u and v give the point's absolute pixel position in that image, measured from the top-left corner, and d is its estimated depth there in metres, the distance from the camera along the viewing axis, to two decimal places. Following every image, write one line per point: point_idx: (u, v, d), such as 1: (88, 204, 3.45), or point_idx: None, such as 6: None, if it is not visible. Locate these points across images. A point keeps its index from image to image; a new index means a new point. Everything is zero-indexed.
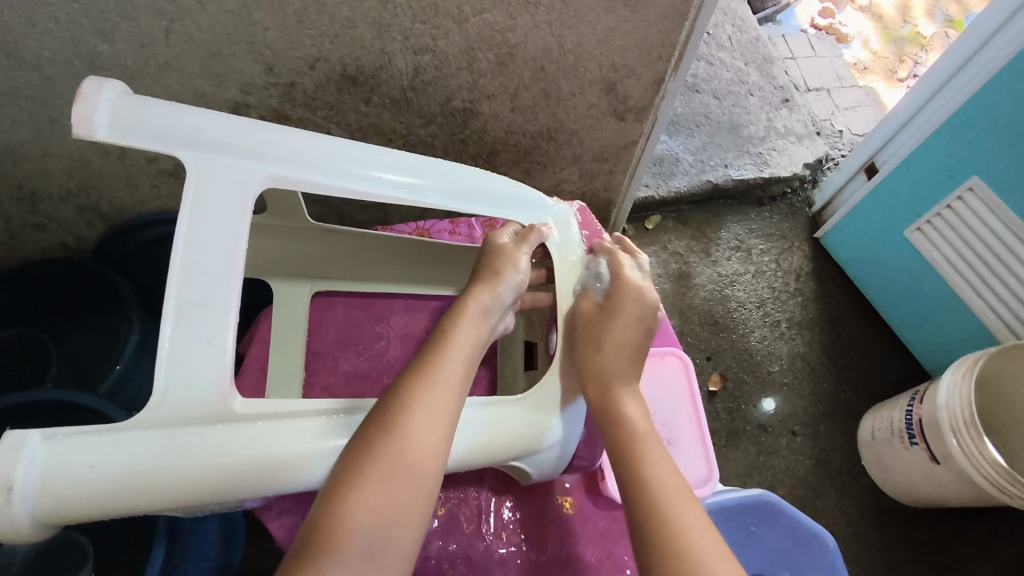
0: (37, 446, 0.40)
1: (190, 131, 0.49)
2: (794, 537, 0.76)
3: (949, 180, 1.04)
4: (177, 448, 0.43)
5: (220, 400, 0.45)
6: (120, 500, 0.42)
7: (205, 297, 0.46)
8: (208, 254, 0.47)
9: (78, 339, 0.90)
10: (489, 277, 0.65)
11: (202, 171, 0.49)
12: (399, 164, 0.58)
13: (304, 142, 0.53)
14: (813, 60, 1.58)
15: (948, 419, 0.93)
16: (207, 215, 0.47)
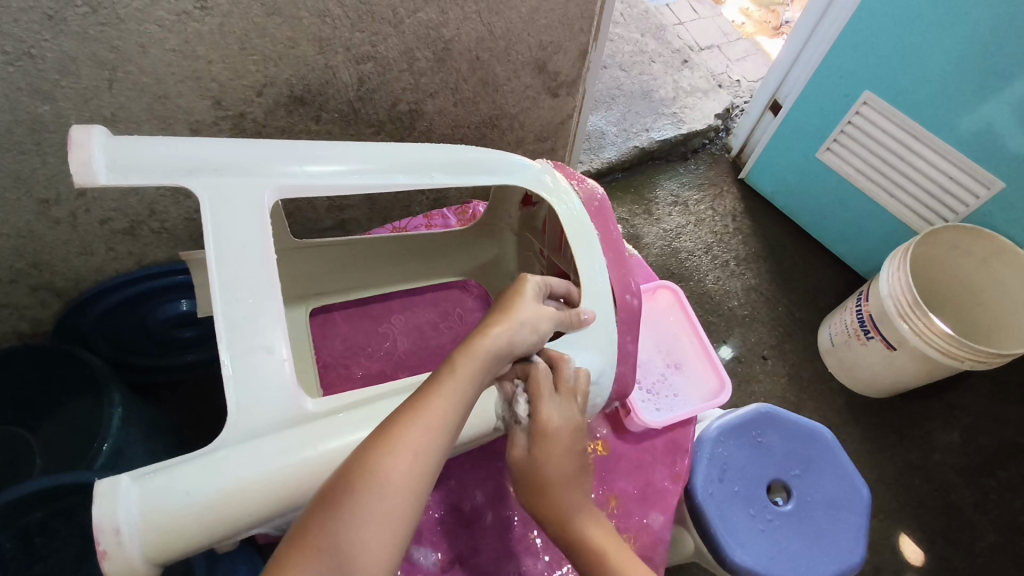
0: (131, 485, 0.40)
1: (190, 158, 0.49)
2: (795, 437, 0.83)
3: (845, 100, 1.15)
4: (265, 455, 0.43)
5: (294, 403, 0.46)
6: (221, 523, 0.41)
7: (253, 310, 0.46)
8: (242, 268, 0.47)
9: (57, 424, 0.87)
10: (509, 316, 0.52)
11: (212, 194, 0.48)
12: (392, 153, 0.58)
13: (306, 149, 0.54)
14: (698, 21, 1.70)
15: (894, 305, 1.03)
16: (232, 231, 0.48)
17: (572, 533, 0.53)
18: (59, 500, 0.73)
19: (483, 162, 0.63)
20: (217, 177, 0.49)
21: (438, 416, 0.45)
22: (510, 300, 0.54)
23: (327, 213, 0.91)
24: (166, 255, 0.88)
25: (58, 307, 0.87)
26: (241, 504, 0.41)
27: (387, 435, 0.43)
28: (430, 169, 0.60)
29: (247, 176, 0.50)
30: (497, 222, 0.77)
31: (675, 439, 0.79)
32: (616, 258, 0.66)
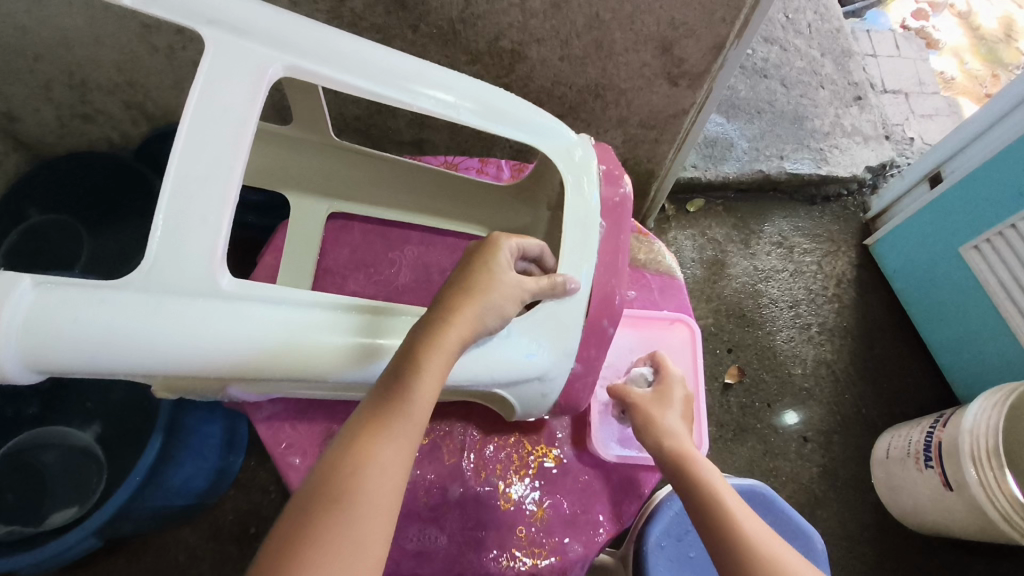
0: (27, 290, 0.41)
1: (212, 7, 0.47)
2: (781, 531, 0.74)
3: (1016, 199, 0.97)
4: (160, 314, 0.43)
5: (208, 277, 0.45)
6: (96, 360, 0.43)
7: (206, 176, 0.45)
8: (215, 132, 0.46)
9: (111, 228, 0.94)
10: (473, 302, 0.50)
11: (220, 51, 0.47)
12: (428, 74, 0.55)
13: (334, 39, 0.52)
14: (895, 60, 1.49)
15: (970, 445, 0.88)
16: (221, 93, 0.47)
17: (699, 477, 0.59)
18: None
19: (521, 119, 0.59)
20: (232, 36, 0.48)
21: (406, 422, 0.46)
22: (477, 276, 0.52)
23: (406, 127, 0.90)
24: None
25: (145, 129, 0.93)
26: (119, 349, 0.43)
27: (361, 443, 0.45)
28: (460, 106, 0.56)
29: (261, 45, 0.49)
30: (539, 191, 0.70)
31: (632, 479, 0.70)
32: (612, 263, 0.62)
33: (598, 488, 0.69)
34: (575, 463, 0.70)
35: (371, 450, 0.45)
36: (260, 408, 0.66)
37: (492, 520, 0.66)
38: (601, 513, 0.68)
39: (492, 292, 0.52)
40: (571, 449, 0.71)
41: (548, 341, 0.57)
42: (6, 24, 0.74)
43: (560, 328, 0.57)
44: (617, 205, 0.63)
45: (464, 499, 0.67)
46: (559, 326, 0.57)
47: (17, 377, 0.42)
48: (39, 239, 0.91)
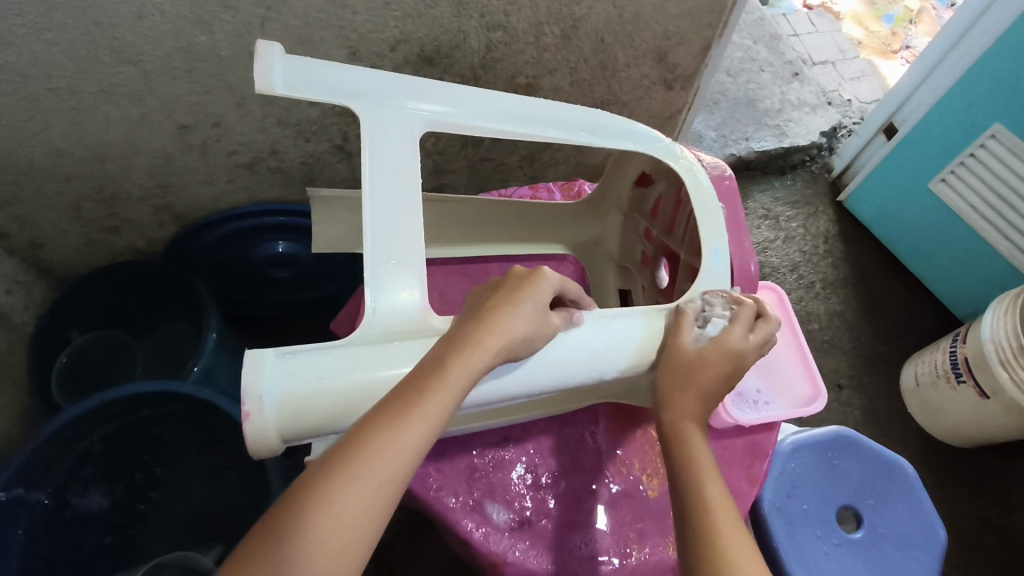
0: (276, 360, 0.44)
1: (354, 84, 0.54)
2: (874, 466, 0.80)
3: (971, 130, 1.09)
4: (390, 359, 0.46)
5: (422, 316, 0.49)
6: (346, 414, 0.45)
7: (394, 227, 0.50)
8: (390, 190, 0.51)
9: (156, 334, 0.96)
10: (493, 328, 0.46)
11: (373, 121, 0.53)
12: (527, 106, 0.60)
13: (450, 91, 0.57)
14: (815, 35, 1.65)
15: (996, 351, 0.97)
16: (385, 155, 0.52)
17: (688, 443, 0.50)
18: (132, 411, 0.80)
19: (619, 127, 0.63)
20: (376, 106, 0.54)
21: (393, 458, 0.40)
22: (500, 303, 0.48)
23: (428, 176, 0.95)
24: (275, 196, 0.93)
25: (172, 230, 0.94)
26: (361, 401, 0.45)
27: (335, 473, 0.39)
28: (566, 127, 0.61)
29: (401, 110, 0.54)
30: (605, 201, 0.78)
31: (758, 442, 0.68)
32: (739, 238, 0.61)
33: (731, 456, 0.67)
34: (703, 440, 0.68)
35: (341, 482, 0.39)
36: None
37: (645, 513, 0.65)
38: (741, 480, 0.65)
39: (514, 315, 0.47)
40: None
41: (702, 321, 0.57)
42: (40, 150, 0.74)
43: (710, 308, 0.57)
44: (728, 186, 0.63)
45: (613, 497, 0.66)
46: (708, 303, 0.57)
47: (273, 448, 0.44)
48: (91, 361, 0.94)
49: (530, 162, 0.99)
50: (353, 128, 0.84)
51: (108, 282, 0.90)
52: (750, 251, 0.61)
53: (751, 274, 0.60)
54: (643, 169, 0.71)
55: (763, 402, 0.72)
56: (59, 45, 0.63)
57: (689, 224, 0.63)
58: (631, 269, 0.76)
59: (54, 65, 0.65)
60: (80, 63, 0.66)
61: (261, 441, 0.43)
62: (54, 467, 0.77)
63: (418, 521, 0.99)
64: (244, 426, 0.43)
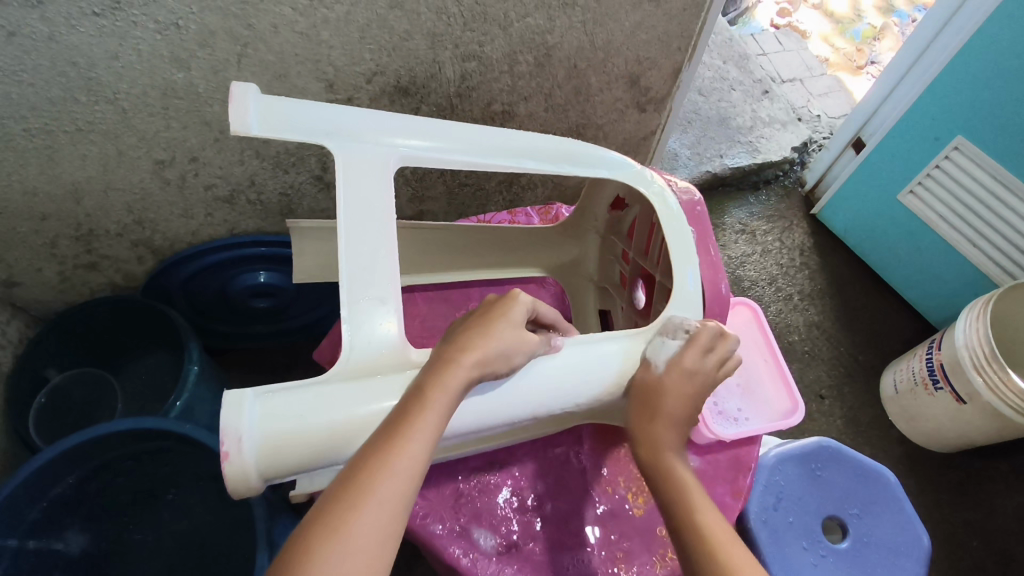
0: (253, 401, 0.44)
1: (328, 122, 0.54)
2: (856, 476, 0.81)
3: (935, 143, 1.13)
4: (369, 391, 0.47)
5: (399, 347, 0.49)
6: (327, 449, 0.45)
7: (369, 263, 0.51)
8: (365, 225, 0.52)
9: (134, 370, 0.96)
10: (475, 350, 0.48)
11: (348, 158, 0.54)
12: (499, 137, 0.61)
13: (423, 124, 0.58)
14: (782, 54, 1.69)
15: (970, 357, 1.00)
16: (360, 190, 0.53)
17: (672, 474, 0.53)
18: (117, 450, 0.80)
19: (592, 156, 0.64)
20: (351, 143, 0.54)
21: (393, 488, 0.41)
22: (476, 328, 0.49)
23: (407, 203, 0.95)
24: (254, 227, 0.93)
25: (150, 264, 0.94)
26: (341, 440, 0.45)
27: (340, 515, 0.39)
28: (540, 157, 0.62)
29: (378, 144, 0.55)
30: (584, 223, 0.79)
31: (740, 456, 0.68)
32: (711, 260, 0.62)
33: (715, 472, 0.67)
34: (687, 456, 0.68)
35: (347, 520, 0.39)
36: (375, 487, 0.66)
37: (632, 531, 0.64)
38: (726, 495, 0.66)
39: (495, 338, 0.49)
40: None
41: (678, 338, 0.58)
42: (16, 189, 0.74)
43: (684, 327, 0.58)
44: (699, 213, 0.64)
45: (600, 517, 0.65)
46: (683, 327, 0.58)
47: (255, 488, 0.44)
48: (69, 400, 0.93)
49: (508, 186, 0.99)
50: (332, 159, 0.84)
51: (82, 318, 0.89)
52: (722, 273, 0.62)
53: (724, 296, 0.61)
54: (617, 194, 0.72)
55: (743, 418, 0.72)
56: (35, 86, 0.64)
57: (662, 247, 0.65)
58: (609, 290, 0.77)
59: (30, 106, 0.65)
60: (57, 103, 0.66)
61: (242, 480, 0.44)
62: (31, 508, 0.75)
63: (408, 550, 0.98)
64: (223, 469, 0.43)
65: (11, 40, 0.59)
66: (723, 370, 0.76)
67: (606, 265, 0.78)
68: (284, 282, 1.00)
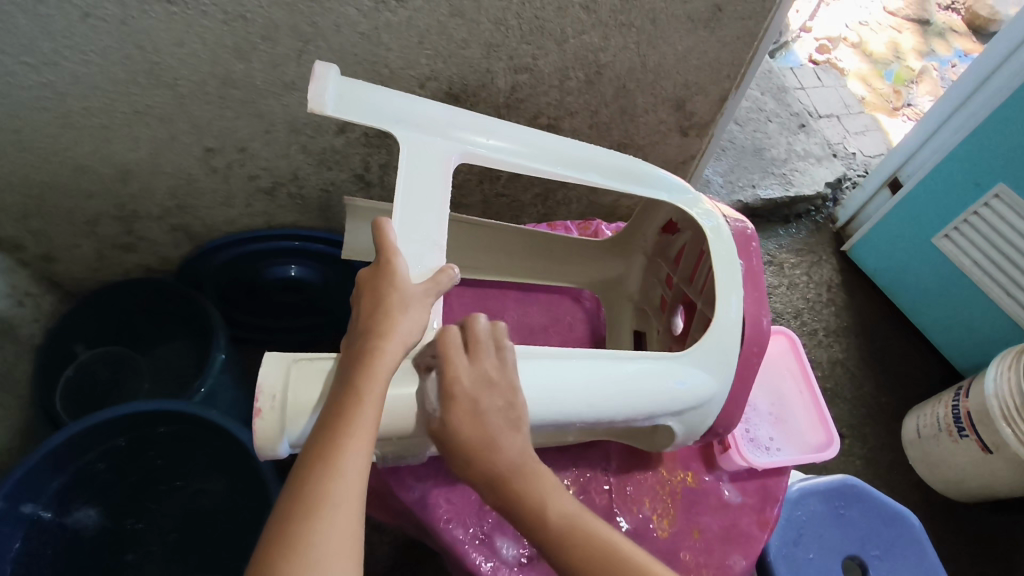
0: (290, 366, 0.49)
1: (399, 109, 0.54)
2: (879, 517, 0.79)
3: (975, 189, 1.12)
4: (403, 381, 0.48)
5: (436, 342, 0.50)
6: None
7: (417, 254, 0.51)
8: (420, 216, 0.52)
9: (160, 351, 0.96)
10: (387, 332, 0.46)
11: (412, 148, 0.54)
12: (556, 145, 0.61)
13: (487, 123, 0.58)
14: (820, 89, 1.69)
15: (999, 407, 0.98)
16: (420, 183, 0.53)
17: None
18: (143, 428, 0.81)
19: (646, 173, 0.64)
20: (418, 133, 0.54)
21: (346, 491, 0.41)
22: (377, 303, 0.47)
23: None
24: (291, 221, 0.94)
25: (186, 250, 0.95)
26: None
27: (298, 524, 0.39)
28: (598, 171, 0.62)
29: (443, 139, 0.55)
30: (632, 242, 0.77)
31: (768, 486, 0.68)
32: (756, 293, 0.61)
33: (741, 503, 0.66)
34: (714, 482, 0.67)
35: (306, 530, 0.39)
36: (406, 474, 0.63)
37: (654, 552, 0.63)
38: (752, 525, 0.65)
39: (399, 305, 0.47)
40: (705, 471, 0.68)
41: (710, 362, 0.57)
42: (67, 166, 0.75)
43: (720, 356, 0.57)
44: (753, 247, 0.64)
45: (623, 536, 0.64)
46: (718, 357, 0.57)
47: (277, 451, 0.48)
48: (94, 376, 0.93)
49: (544, 199, 1.00)
50: (376, 159, 0.85)
51: (113, 294, 0.90)
52: (766, 307, 0.61)
53: (764, 329, 0.59)
54: (669, 220, 0.71)
55: (774, 449, 0.72)
56: (99, 66, 0.65)
57: (709, 275, 0.63)
58: (647, 313, 0.75)
59: (92, 85, 0.67)
60: (118, 84, 0.67)
61: (269, 437, 0.47)
62: (53, 478, 0.77)
63: (414, 556, 0.97)
64: (253, 425, 0.47)
65: (84, 20, 0.60)
66: (757, 399, 0.75)
67: (646, 286, 0.76)
68: (313, 275, 1.02)
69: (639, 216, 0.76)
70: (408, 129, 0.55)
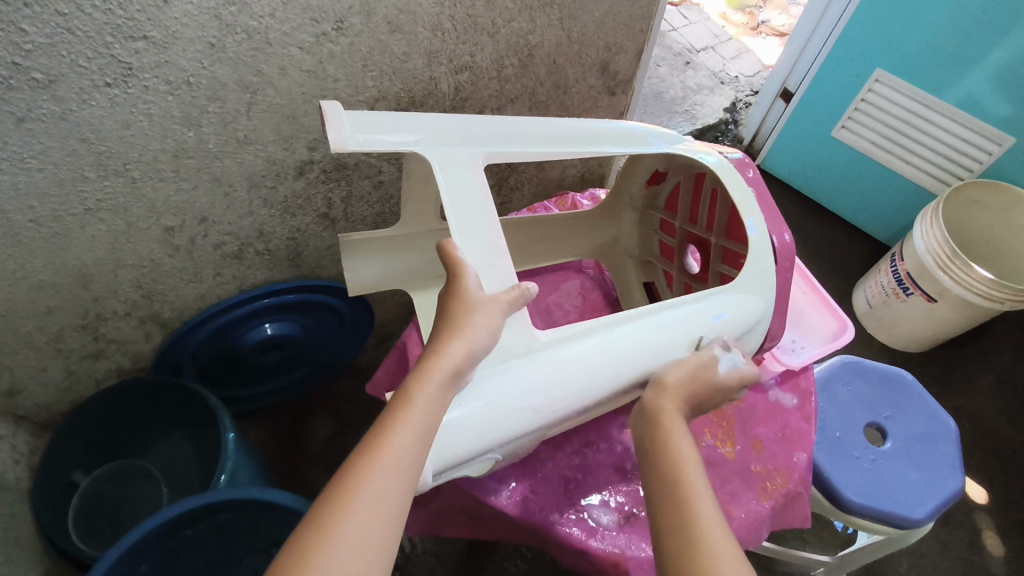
0: None
1: (412, 131, 0.55)
2: (880, 382, 0.90)
3: (858, 79, 1.25)
4: (521, 379, 0.51)
5: (531, 338, 0.53)
6: (486, 434, 0.49)
7: (484, 259, 0.51)
8: (473, 222, 0.53)
9: (162, 449, 0.92)
10: (460, 329, 0.46)
11: (440, 162, 0.54)
12: (552, 129, 0.63)
13: (490, 123, 0.60)
14: (690, 26, 1.81)
15: (933, 258, 1.11)
16: (460, 192, 0.54)
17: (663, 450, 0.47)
18: (176, 533, 0.76)
19: (635, 135, 0.67)
20: (439, 146, 0.55)
21: (397, 463, 0.39)
22: (448, 306, 0.48)
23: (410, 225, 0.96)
24: (263, 279, 0.91)
25: (158, 339, 0.90)
26: (481, 427, 0.49)
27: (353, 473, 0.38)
28: (600, 143, 0.64)
29: (459, 146, 0.56)
30: (616, 204, 0.83)
31: (800, 382, 0.76)
32: (773, 214, 0.66)
33: (783, 406, 0.74)
34: (755, 397, 0.75)
35: (357, 488, 0.37)
36: (493, 476, 0.65)
37: (730, 475, 0.68)
38: (800, 421, 0.72)
39: (474, 309, 0.48)
40: (746, 388, 0.76)
41: (754, 289, 0.63)
42: (21, 287, 0.69)
43: (760, 278, 0.63)
44: (754, 174, 0.68)
45: (700, 470, 0.68)
46: (757, 277, 0.63)
47: (426, 477, 0.46)
48: (101, 497, 0.88)
49: (499, 189, 1.02)
50: (338, 193, 0.84)
51: (93, 409, 0.84)
52: (784, 224, 0.66)
53: (787, 242, 0.65)
54: (655, 170, 0.78)
55: (799, 348, 0.79)
56: (43, 171, 0.60)
57: (719, 207, 0.69)
58: (653, 262, 0.81)
59: (37, 194, 0.62)
60: (65, 184, 0.63)
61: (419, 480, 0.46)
62: None
63: (481, 563, 0.98)
64: None
65: (20, 126, 0.56)
66: None
67: (645, 238, 0.82)
68: (295, 328, 1.00)
69: (621, 176, 0.81)
70: (425, 145, 0.56)
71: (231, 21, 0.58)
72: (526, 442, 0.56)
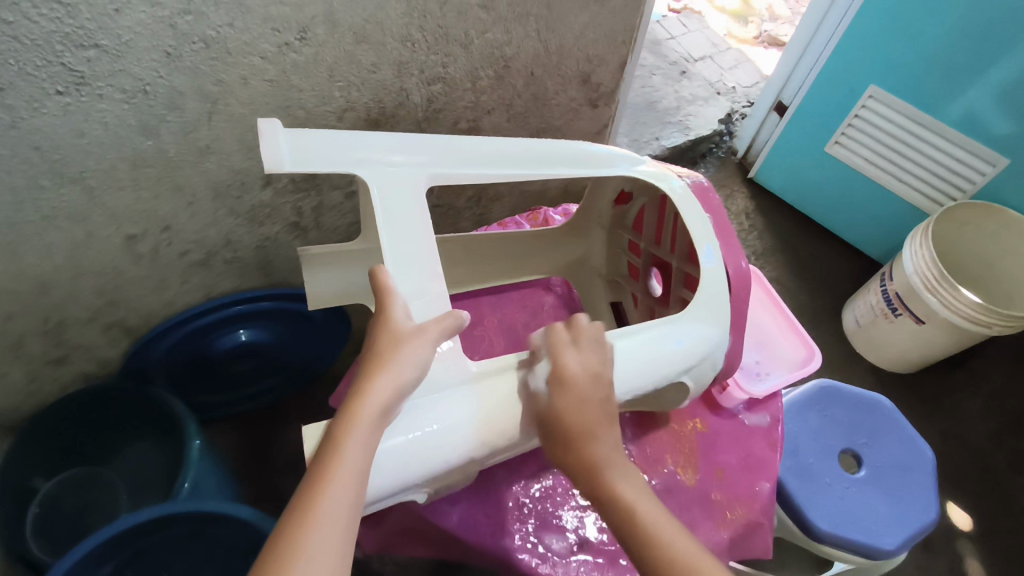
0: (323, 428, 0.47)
1: (357, 151, 0.54)
2: (858, 408, 0.87)
3: (852, 95, 1.23)
4: (453, 409, 0.49)
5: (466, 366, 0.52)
6: (414, 466, 0.47)
7: (414, 287, 0.50)
8: (410, 246, 0.52)
9: (128, 458, 0.91)
10: (387, 363, 0.45)
11: (382, 185, 0.54)
12: (505, 148, 0.62)
13: (442, 142, 0.59)
14: (688, 35, 1.78)
15: (921, 280, 1.08)
16: (399, 216, 0.53)
17: None
18: (139, 539, 0.75)
19: (592, 153, 0.66)
20: (383, 167, 0.54)
21: (334, 514, 0.38)
22: (375, 338, 0.46)
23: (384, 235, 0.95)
24: (232, 287, 0.90)
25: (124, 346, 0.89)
26: (409, 460, 0.47)
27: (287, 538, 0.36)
28: (554, 162, 0.63)
29: (406, 167, 0.55)
30: (585, 222, 0.81)
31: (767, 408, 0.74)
32: (729, 240, 0.65)
33: (748, 431, 0.72)
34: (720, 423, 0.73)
35: (292, 552, 0.36)
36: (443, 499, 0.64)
37: (689, 503, 0.66)
38: (764, 449, 0.71)
39: (403, 341, 0.46)
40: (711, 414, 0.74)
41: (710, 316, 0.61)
42: None
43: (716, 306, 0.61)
44: (714, 200, 0.67)
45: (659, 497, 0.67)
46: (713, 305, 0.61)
47: None
48: (64, 507, 0.87)
49: (478, 200, 1.00)
50: (308, 203, 0.83)
51: (53, 418, 0.83)
52: (741, 252, 0.65)
53: (743, 269, 0.64)
54: (621, 189, 0.76)
55: (765, 373, 0.78)
56: None
57: (679, 231, 0.68)
58: (620, 281, 0.80)
59: None
60: (19, 192, 0.61)
61: None
62: None
63: None
64: None
65: None
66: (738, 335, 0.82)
67: (613, 256, 0.80)
68: (264, 336, 0.99)
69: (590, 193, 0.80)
70: (371, 165, 0.55)
71: (188, 30, 0.57)
72: (465, 472, 0.54)
